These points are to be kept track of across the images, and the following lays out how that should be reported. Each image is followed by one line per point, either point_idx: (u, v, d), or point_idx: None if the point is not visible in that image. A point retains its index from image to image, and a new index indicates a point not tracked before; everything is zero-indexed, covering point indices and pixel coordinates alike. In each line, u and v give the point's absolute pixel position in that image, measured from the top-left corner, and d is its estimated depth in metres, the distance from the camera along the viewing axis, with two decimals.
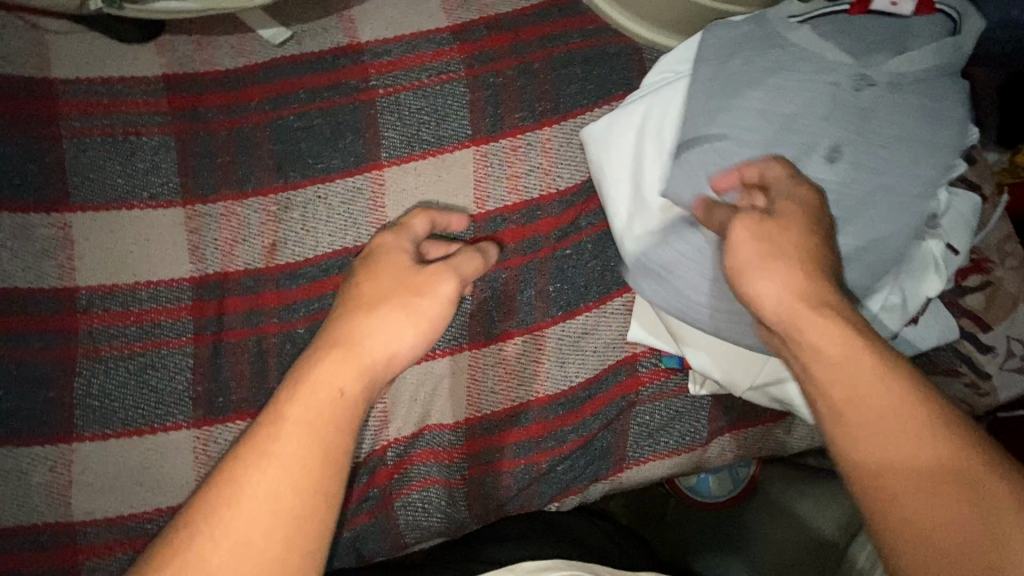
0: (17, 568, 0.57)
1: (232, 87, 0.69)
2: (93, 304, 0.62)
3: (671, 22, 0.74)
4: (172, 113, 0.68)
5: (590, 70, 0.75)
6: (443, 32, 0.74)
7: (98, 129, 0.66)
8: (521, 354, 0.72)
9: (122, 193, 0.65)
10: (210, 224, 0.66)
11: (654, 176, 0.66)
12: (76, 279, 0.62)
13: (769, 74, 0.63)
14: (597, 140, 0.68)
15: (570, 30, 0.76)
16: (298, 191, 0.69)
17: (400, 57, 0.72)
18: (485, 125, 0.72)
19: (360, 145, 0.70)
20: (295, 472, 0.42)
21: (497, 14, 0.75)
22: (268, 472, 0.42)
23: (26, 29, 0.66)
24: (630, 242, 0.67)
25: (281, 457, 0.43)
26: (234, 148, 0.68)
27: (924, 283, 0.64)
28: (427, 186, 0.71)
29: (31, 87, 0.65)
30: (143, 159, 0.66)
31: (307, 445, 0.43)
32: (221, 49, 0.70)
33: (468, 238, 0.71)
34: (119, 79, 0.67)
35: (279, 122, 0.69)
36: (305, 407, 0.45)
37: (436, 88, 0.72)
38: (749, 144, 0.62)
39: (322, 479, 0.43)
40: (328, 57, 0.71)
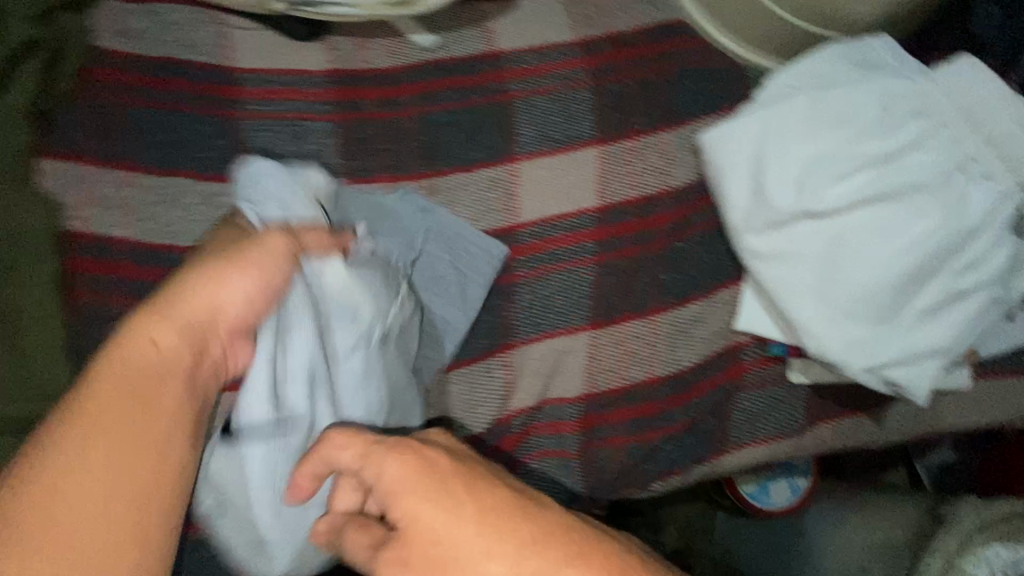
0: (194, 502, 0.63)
1: (386, 85, 0.77)
2: None
3: (773, 44, 0.82)
4: (335, 104, 0.75)
5: (704, 81, 0.82)
6: (570, 44, 0.82)
7: (272, 113, 0.73)
8: (636, 336, 0.77)
9: (292, 171, 0.72)
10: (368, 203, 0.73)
11: (773, 175, 0.70)
12: None
13: (888, 81, 0.67)
14: (717, 142, 0.73)
15: (684, 46, 0.83)
16: (444, 177, 0.76)
17: (533, 65, 0.80)
18: (609, 128, 0.80)
19: (497, 141, 0.78)
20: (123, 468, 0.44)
21: (619, 31, 0.83)
22: (80, 458, 0.43)
23: (211, 24, 0.74)
24: (746, 236, 0.72)
25: (99, 436, 0.44)
26: (388, 138, 0.76)
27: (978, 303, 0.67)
28: (555, 179, 0.78)
29: (215, 74, 0.73)
30: (311, 143, 0.73)
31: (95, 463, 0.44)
32: (377, 51, 0.78)
33: (591, 227, 0.77)
34: (290, 71, 0.75)
35: (428, 116, 0.77)
36: (142, 376, 0.47)
37: (565, 92, 0.80)
38: (870, 146, 0.66)
39: (148, 506, 0.44)
40: (470, 62, 0.80)
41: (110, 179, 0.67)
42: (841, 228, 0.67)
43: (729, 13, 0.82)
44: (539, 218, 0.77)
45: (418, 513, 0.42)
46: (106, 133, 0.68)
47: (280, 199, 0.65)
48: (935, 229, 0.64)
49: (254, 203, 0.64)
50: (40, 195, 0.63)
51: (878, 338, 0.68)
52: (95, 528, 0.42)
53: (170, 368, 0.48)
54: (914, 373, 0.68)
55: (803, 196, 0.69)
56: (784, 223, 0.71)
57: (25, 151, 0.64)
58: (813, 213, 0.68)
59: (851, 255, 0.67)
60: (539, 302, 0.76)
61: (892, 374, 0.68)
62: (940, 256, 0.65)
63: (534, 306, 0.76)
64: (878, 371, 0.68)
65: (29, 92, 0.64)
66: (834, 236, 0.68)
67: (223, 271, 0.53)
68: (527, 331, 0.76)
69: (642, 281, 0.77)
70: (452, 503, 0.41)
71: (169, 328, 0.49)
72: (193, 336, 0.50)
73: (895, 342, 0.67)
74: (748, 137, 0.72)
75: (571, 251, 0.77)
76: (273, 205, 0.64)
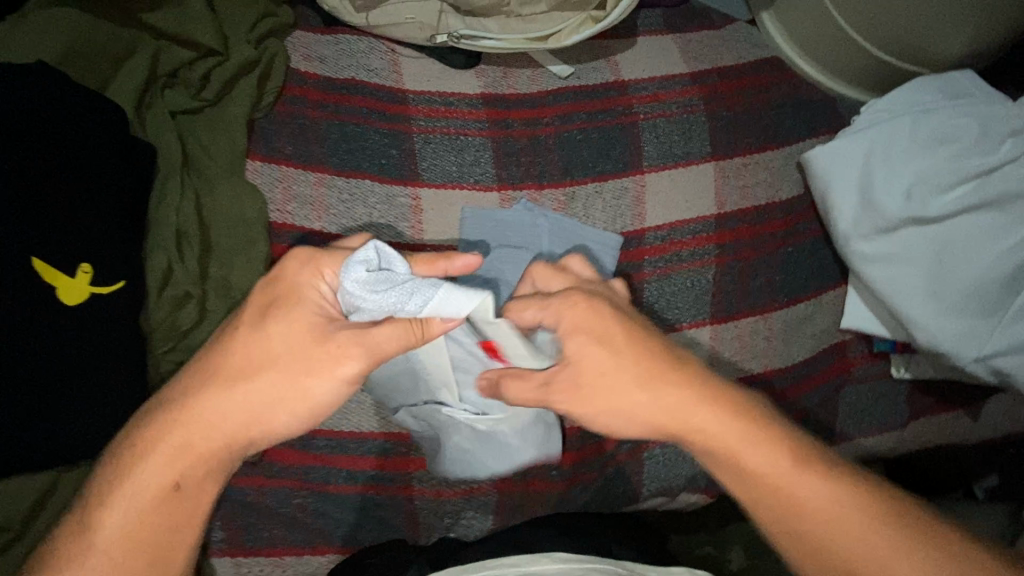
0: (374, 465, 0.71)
1: (530, 106, 0.88)
2: (435, 258, 0.80)
3: (860, 79, 0.94)
4: (488, 121, 0.86)
5: (801, 109, 0.93)
6: (685, 75, 0.93)
7: (436, 129, 0.84)
8: (753, 331, 0.85)
9: (456, 177, 0.82)
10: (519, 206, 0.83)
11: (879, 187, 0.79)
12: (423, 238, 0.80)
13: (982, 108, 0.78)
14: (827, 158, 0.82)
15: (782, 79, 0.95)
16: (580, 186, 0.86)
17: (654, 92, 0.91)
18: (722, 147, 0.90)
19: (626, 156, 0.88)
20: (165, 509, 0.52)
21: (726, 65, 0.95)
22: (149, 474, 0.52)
23: (386, 53, 0.87)
24: (855, 241, 0.81)
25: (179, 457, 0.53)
26: (532, 151, 0.86)
27: None
28: (677, 190, 0.87)
29: (389, 94, 0.84)
30: (469, 153, 0.84)
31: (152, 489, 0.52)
32: (521, 78, 0.90)
33: (710, 232, 0.87)
34: (450, 93, 0.86)
35: (565, 134, 0.88)
36: (201, 429, 0.53)
37: (683, 116, 0.90)
38: (968, 165, 0.77)
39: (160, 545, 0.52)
40: (600, 89, 0.91)
41: (306, 179, 0.77)
42: (947, 233, 0.77)
43: (823, 52, 0.94)
44: (664, 224, 0.86)
45: (586, 353, 0.56)
46: (303, 140, 0.78)
47: (396, 291, 0.52)
48: None
49: (355, 305, 0.52)
50: (255, 190, 0.73)
51: (984, 331, 0.76)
52: (135, 532, 0.51)
53: (227, 444, 0.54)
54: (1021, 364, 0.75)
55: (908, 206, 0.78)
56: (890, 229, 0.79)
57: (242, 152, 0.74)
58: (915, 221, 0.78)
59: (956, 257, 0.76)
60: (665, 299, 0.84)
61: (1000, 364, 0.76)
62: None
63: (662, 302, 0.84)
64: (986, 361, 0.76)
65: (245, 102, 0.75)
66: (940, 240, 0.77)
67: (295, 360, 0.54)
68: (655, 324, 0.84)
69: (755, 282, 0.86)
70: (612, 346, 0.56)
71: (242, 374, 0.54)
72: (244, 413, 0.54)
73: (1001, 335, 0.75)
74: (855, 155, 0.81)
75: (694, 253, 0.86)
76: (381, 283, 0.52)
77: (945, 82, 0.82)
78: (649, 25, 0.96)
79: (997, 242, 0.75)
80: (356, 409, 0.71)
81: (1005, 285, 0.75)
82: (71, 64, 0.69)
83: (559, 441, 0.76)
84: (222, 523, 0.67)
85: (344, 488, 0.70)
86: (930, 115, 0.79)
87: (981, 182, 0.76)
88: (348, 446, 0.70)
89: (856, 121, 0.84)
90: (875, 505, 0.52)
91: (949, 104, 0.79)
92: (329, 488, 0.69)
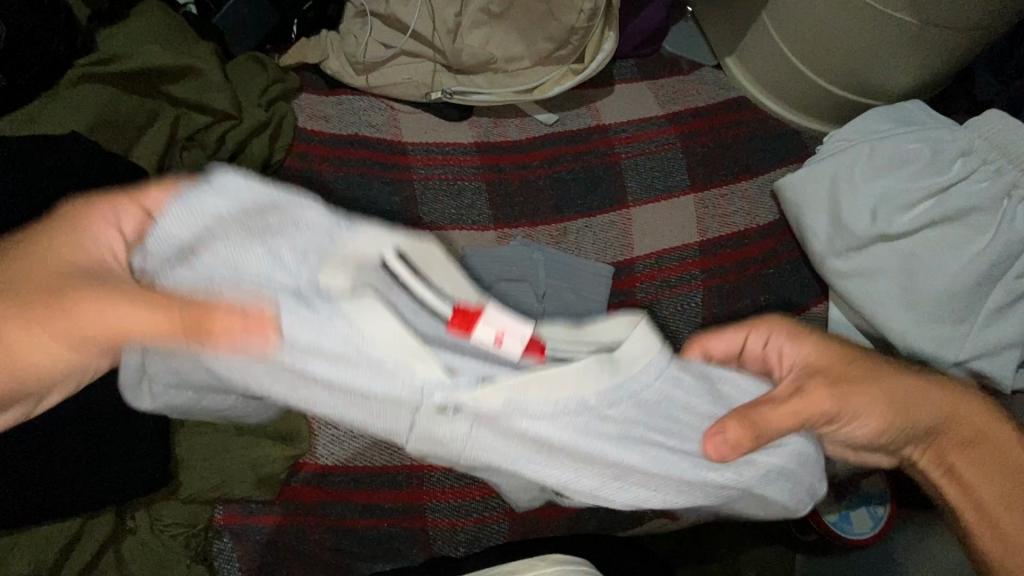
0: (386, 497, 0.72)
1: (520, 151, 0.96)
2: None
3: (820, 112, 1.03)
4: (482, 166, 0.93)
5: (769, 142, 1.01)
6: (660, 117, 1.01)
7: (435, 176, 0.90)
8: None
9: (456, 219, 0.89)
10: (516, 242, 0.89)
11: (846, 209, 0.86)
12: None
13: (934, 133, 0.85)
14: (796, 186, 0.90)
15: (750, 116, 1.04)
16: (571, 222, 0.92)
17: (634, 133, 0.99)
18: (700, 179, 0.97)
19: (611, 191, 0.95)
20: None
21: (697, 106, 1.03)
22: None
23: (385, 110, 0.94)
24: (829, 259, 0.87)
25: None
26: (525, 191, 0.92)
27: None
28: (661, 221, 0.94)
29: (390, 147, 0.91)
30: (467, 197, 0.90)
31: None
32: (510, 127, 0.97)
33: (695, 258, 0.92)
34: (446, 143, 0.93)
35: (555, 174, 0.94)
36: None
37: (663, 153, 0.98)
38: (927, 184, 0.83)
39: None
40: (583, 132, 0.99)
41: None
42: (911, 247, 0.83)
43: (783, 90, 1.03)
44: (651, 252, 0.92)
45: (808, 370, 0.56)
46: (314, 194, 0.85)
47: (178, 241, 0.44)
48: (990, 244, 0.80)
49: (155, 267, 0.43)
50: None
51: (959, 337, 0.81)
52: None
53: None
54: (999, 365, 0.80)
55: (874, 224, 0.85)
56: (862, 246, 0.86)
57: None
58: (884, 238, 0.85)
59: (925, 269, 0.82)
60: (658, 322, 0.89)
61: (977, 366, 0.80)
62: (1000, 265, 0.80)
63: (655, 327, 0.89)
64: (964, 364, 0.81)
65: (259, 159, 0.83)
66: (907, 255, 0.84)
67: (47, 289, 0.44)
68: None
69: (742, 302, 0.91)
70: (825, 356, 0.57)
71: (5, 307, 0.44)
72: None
73: (974, 339, 0.80)
74: (821, 181, 0.89)
75: (682, 279, 0.91)
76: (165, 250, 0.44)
77: (899, 111, 0.90)
78: (624, 73, 1.05)
79: (960, 253, 0.81)
80: (367, 444, 0.72)
81: (974, 292, 0.81)
82: (100, 132, 0.76)
83: None
84: (241, 562, 0.69)
85: (361, 522, 0.71)
86: (887, 141, 0.86)
87: (939, 199, 0.83)
88: (362, 480, 0.72)
89: (820, 151, 0.92)
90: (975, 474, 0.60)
91: (903, 130, 0.86)
92: (346, 521, 0.71)
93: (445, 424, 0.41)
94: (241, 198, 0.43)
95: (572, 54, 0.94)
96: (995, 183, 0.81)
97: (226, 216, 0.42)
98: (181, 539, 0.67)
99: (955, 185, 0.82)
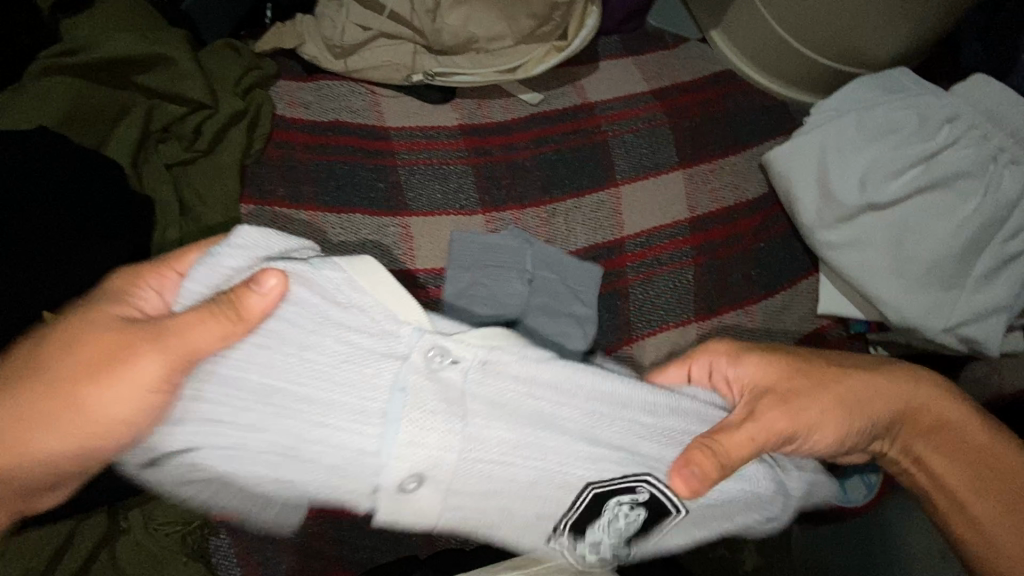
0: None
1: (505, 132, 0.94)
2: (428, 282, 0.83)
3: (806, 83, 1.02)
4: (467, 149, 0.91)
5: (756, 115, 1.00)
6: (646, 93, 1.00)
7: (419, 161, 0.89)
8: (737, 324, 0.89)
9: (442, 204, 0.87)
10: (504, 226, 0.88)
11: (835, 180, 0.86)
12: (415, 263, 0.83)
13: (922, 100, 0.84)
14: (785, 158, 0.89)
15: (736, 90, 1.02)
16: (560, 203, 0.91)
17: (620, 111, 0.98)
18: (688, 155, 0.96)
19: (599, 170, 0.93)
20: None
21: (683, 81, 1.02)
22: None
23: (366, 95, 0.92)
24: (819, 231, 0.87)
25: None
26: (512, 174, 0.91)
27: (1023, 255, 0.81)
28: (650, 199, 0.93)
29: (371, 132, 0.89)
30: (453, 181, 0.88)
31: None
32: (494, 108, 0.96)
33: (686, 235, 0.92)
34: (429, 126, 0.92)
35: (542, 155, 0.93)
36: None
37: (650, 130, 0.97)
38: (915, 151, 0.83)
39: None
40: (569, 111, 0.97)
41: (299, 218, 0.81)
42: (900, 216, 0.83)
43: (768, 62, 1.01)
44: (642, 231, 0.91)
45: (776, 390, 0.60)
46: (296, 185, 0.83)
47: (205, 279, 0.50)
48: (979, 209, 0.80)
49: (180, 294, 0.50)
50: None
51: (948, 303, 0.82)
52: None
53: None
54: (987, 330, 0.80)
55: (863, 193, 0.84)
56: (851, 216, 0.85)
57: (234, 198, 0.78)
58: (873, 207, 0.84)
59: (914, 237, 0.83)
60: (650, 301, 0.88)
61: (966, 331, 0.81)
62: (987, 231, 0.80)
63: (647, 305, 0.88)
64: (953, 330, 0.81)
65: (236, 149, 0.80)
66: (897, 223, 0.83)
67: (81, 364, 0.48)
68: (644, 327, 0.88)
69: (733, 277, 0.91)
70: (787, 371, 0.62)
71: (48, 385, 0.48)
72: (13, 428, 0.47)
73: (963, 305, 0.81)
74: (809, 152, 0.88)
75: (673, 256, 0.91)
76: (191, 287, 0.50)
77: (886, 78, 0.89)
78: (609, 50, 1.03)
79: (949, 220, 0.81)
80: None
81: (962, 259, 0.81)
82: (70, 128, 0.73)
83: None
84: (239, 559, 0.68)
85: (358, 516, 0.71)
86: (874, 110, 0.86)
87: (927, 167, 0.82)
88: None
89: (808, 122, 0.90)
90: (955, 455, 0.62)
91: (891, 97, 0.86)
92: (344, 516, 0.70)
93: (444, 370, 0.48)
94: (273, 278, 0.46)
95: (555, 30, 0.94)
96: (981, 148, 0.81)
97: (263, 294, 0.46)
98: (176, 538, 0.67)
99: (942, 152, 0.82)
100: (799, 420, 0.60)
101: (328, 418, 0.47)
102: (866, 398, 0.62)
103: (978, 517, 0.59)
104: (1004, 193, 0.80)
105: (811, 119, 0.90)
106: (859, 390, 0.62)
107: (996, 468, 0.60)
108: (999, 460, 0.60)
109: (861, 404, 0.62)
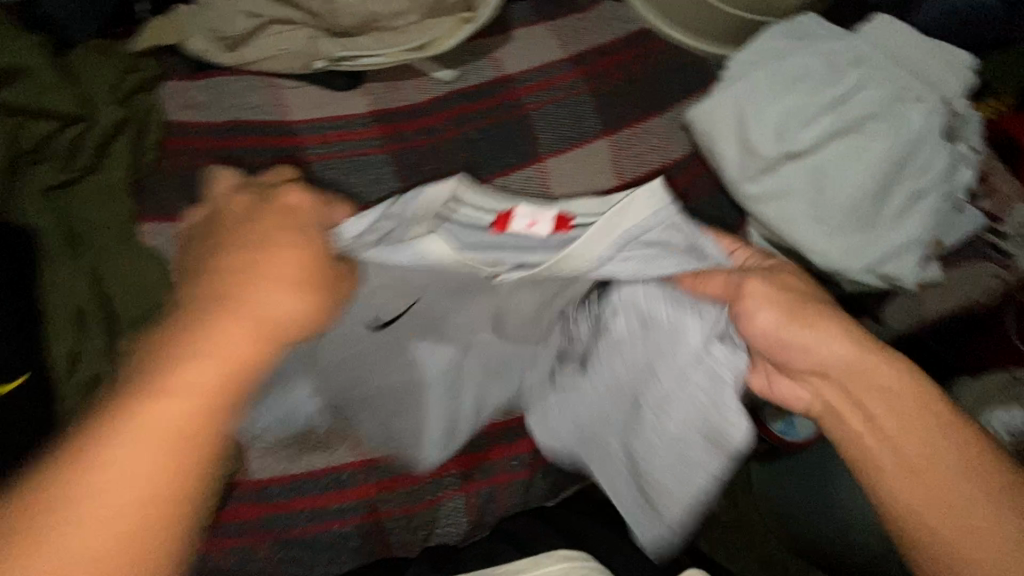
0: (328, 503, 0.71)
1: (422, 115, 0.90)
2: None
3: (721, 35, 1.01)
4: (382, 137, 0.87)
5: (675, 73, 0.99)
6: (564, 60, 0.97)
7: (333, 155, 0.84)
8: None
9: (361, 198, 0.83)
10: None
11: (754, 132, 0.86)
12: None
13: (826, 45, 0.86)
14: (704, 114, 0.89)
15: (653, 48, 1.01)
16: (486, 184, 0.88)
17: (539, 81, 0.95)
18: (611, 122, 0.94)
19: (523, 147, 0.91)
20: (128, 493, 0.39)
21: (599, 43, 0.99)
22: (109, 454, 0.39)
23: (264, 88, 0.86)
24: (743, 185, 0.88)
25: (146, 430, 0.40)
26: (432, 158, 0.88)
27: (931, 192, 0.84)
28: (578, 170, 0.91)
29: (276, 130, 0.84)
30: (370, 172, 0.85)
31: (136, 474, 0.40)
32: (407, 90, 0.91)
33: None
34: (339, 116, 0.87)
35: (462, 135, 0.90)
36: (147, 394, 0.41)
37: (571, 100, 0.94)
38: (824, 97, 0.84)
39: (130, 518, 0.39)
40: (486, 86, 0.93)
41: None
42: (819, 162, 0.84)
43: (682, 16, 1.00)
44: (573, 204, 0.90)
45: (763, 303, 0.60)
46: (197, 197, 0.77)
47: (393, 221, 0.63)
48: (889, 149, 0.82)
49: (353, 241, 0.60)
50: (154, 255, 0.71)
51: (867, 244, 0.84)
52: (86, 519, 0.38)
53: (174, 429, 0.41)
54: (903, 266, 0.84)
55: (780, 143, 0.85)
56: (772, 167, 0.86)
57: (129, 219, 0.73)
58: (792, 156, 0.85)
59: (832, 182, 0.84)
60: None
61: (886, 269, 0.84)
62: (897, 170, 0.83)
63: None
64: (874, 269, 0.84)
65: (126, 163, 0.74)
66: (816, 169, 0.85)
67: (208, 290, 0.46)
68: None
69: None
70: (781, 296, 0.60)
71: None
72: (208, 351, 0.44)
73: (881, 244, 0.84)
74: (727, 106, 0.88)
75: None
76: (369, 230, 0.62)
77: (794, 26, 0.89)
78: (521, 18, 1.00)
79: (863, 162, 0.83)
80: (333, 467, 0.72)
81: (876, 200, 0.83)
82: None
83: (515, 428, 0.79)
84: None
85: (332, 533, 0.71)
86: (783, 59, 0.86)
87: (837, 112, 0.84)
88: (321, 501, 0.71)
89: (724, 75, 0.90)
90: (942, 447, 0.53)
91: (799, 44, 0.86)
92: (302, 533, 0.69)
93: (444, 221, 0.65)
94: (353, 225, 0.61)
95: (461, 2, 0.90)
96: (883, 90, 0.83)
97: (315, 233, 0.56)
98: None
99: (848, 96, 0.84)
100: (766, 319, 0.60)
101: (359, 315, 0.66)
102: (865, 381, 0.57)
103: (938, 511, 0.52)
104: (909, 132, 0.82)
105: (727, 73, 0.90)
106: (853, 367, 0.58)
107: (970, 474, 0.52)
108: (985, 473, 0.52)
109: (857, 386, 0.58)
